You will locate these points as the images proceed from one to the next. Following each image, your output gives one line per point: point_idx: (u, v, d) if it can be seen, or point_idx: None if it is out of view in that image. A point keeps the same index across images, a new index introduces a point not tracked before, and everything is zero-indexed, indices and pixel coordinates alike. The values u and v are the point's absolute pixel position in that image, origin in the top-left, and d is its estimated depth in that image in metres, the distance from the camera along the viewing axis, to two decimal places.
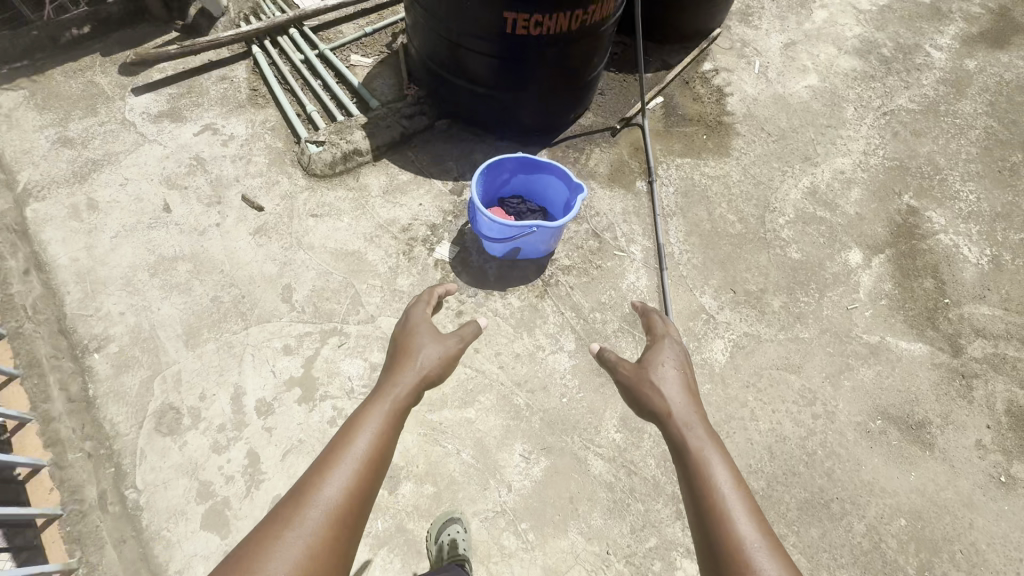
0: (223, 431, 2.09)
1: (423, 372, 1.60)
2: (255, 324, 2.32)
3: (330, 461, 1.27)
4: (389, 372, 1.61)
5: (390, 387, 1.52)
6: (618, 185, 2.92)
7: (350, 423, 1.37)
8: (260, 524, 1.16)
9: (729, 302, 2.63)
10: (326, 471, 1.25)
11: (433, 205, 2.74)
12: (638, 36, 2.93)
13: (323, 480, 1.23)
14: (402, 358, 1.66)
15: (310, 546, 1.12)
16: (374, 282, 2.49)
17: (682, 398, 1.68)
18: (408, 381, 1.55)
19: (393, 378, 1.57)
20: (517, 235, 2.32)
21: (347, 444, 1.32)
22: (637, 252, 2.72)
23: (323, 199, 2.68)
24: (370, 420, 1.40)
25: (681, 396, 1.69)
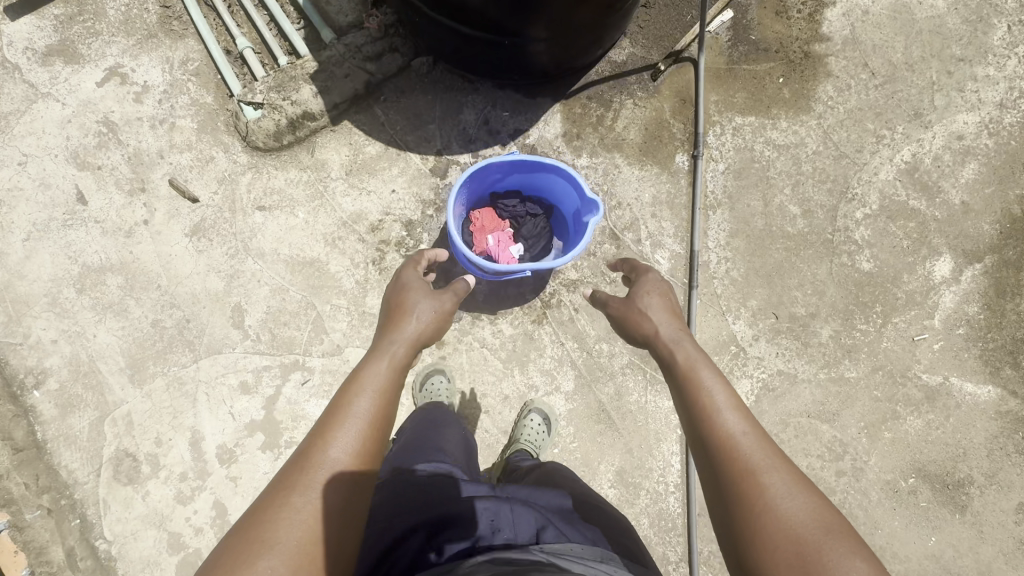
0: (185, 480, 1.96)
1: (423, 329, 1.30)
2: (205, 356, 2.02)
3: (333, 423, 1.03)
4: (382, 330, 1.29)
5: (387, 342, 1.23)
6: (650, 163, 2.23)
7: (349, 384, 1.12)
8: (255, 503, 0.94)
9: (767, 331, 2.17)
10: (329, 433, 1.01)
11: (409, 193, 2.16)
12: None
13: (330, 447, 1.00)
14: (395, 312, 1.34)
15: (321, 519, 0.93)
16: (338, 302, 2.08)
17: (672, 321, 1.44)
18: (408, 335, 1.25)
19: (390, 332, 1.26)
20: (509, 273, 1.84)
21: (345, 409, 1.06)
22: (662, 261, 2.19)
23: (271, 186, 2.13)
24: (368, 383, 1.12)
25: (669, 318, 1.44)
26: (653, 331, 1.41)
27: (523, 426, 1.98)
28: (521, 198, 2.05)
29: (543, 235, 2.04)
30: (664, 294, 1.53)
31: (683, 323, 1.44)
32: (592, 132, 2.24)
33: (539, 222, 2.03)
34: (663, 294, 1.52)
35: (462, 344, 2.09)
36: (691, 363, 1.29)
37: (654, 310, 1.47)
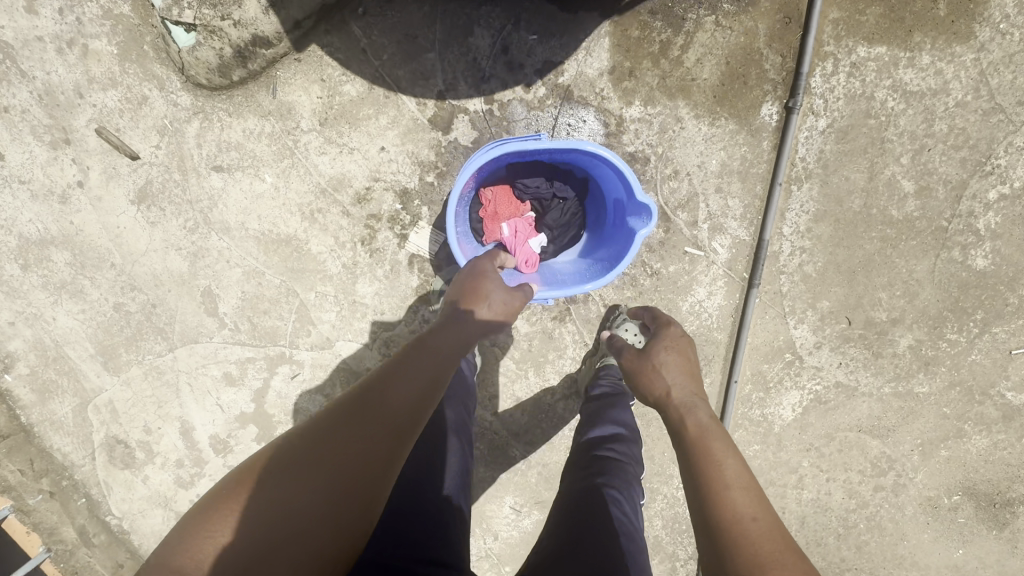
0: (182, 466, 1.89)
1: (492, 309, 1.27)
2: (181, 345, 1.79)
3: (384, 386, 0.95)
4: (461, 297, 1.27)
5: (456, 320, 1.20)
6: (726, 115, 1.65)
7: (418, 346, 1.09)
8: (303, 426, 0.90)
9: (834, 339, 1.81)
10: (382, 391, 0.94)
11: (403, 152, 1.67)
12: None
13: (380, 404, 0.91)
14: (477, 280, 1.32)
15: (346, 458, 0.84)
16: (324, 289, 1.76)
17: (686, 380, 1.21)
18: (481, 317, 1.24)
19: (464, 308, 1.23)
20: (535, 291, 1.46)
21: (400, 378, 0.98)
22: (721, 250, 1.73)
23: (227, 139, 1.66)
24: (430, 360, 1.06)
25: (683, 378, 1.22)
26: (663, 392, 1.20)
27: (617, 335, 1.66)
28: (549, 175, 1.58)
29: (572, 224, 1.61)
30: (680, 350, 1.31)
31: (699, 387, 1.21)
32: (651, 67, 1.62)
33: (569, 209, 1.59)
34: (678, 351, 1.30)
35: None
36: (704, 433, 1.03)
37: (669, 369, 1.25)
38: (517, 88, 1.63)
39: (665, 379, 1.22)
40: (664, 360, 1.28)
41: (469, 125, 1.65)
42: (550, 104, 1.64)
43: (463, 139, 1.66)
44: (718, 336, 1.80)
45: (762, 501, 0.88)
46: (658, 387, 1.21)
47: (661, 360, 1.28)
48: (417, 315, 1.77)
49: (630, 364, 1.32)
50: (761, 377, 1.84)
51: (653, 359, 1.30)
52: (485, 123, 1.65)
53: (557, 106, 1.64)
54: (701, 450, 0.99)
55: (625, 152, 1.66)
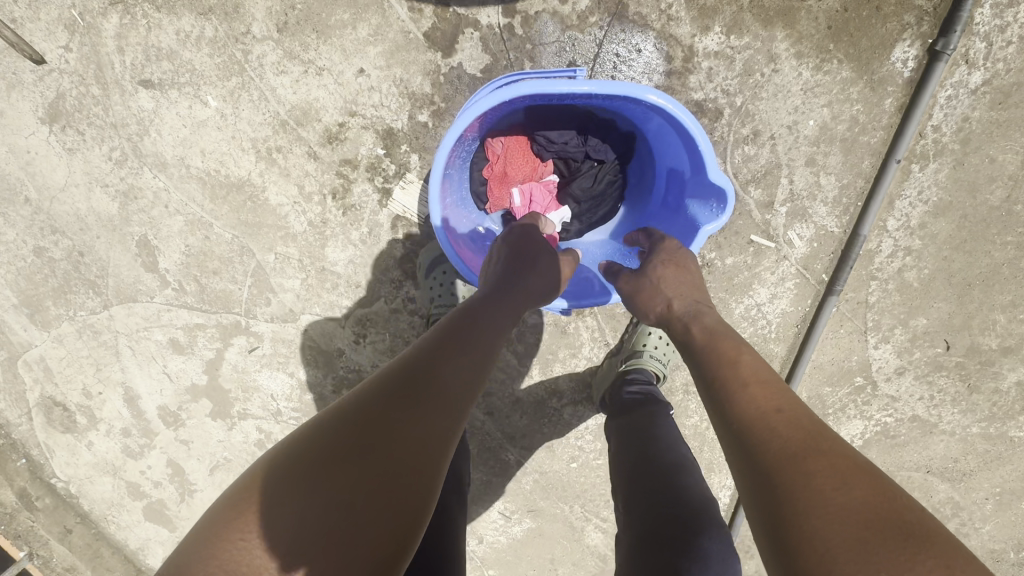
0: (130, 436, 1.65)
1: (545, 286, 1.04)
2: (117, 303, 1.49)
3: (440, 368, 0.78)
4: (509, 255, 1.06)
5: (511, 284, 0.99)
6: (839, 57, 1.17)
7: (470, 312, 0.91)
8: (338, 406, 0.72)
9: (921, 365, 1.43)
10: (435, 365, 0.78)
11: (388, 78, 1.24)
12: None
13: (436, 388, 0.75)
14: (531, 242, 1.08)
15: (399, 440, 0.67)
16: (286, 250, 1.40)
17: (686, 288, 0.97)
18: (538, 285, 1.02)
19: (519, 267, 1.03)
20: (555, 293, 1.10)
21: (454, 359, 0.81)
22: (798, 242, 1.32)
23: (156, 44, 1.25)
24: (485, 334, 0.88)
25: (681, 285, 0.97)
26: (661, 307, 0.97)
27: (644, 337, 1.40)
28: (583, 129, 1.15)
29: (604, 201, 1.21)
30: (676, 252, 1.02)
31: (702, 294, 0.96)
32: None
33: (604, 178, 1.18)
34: (670, 253, 1.02)
35: None
36: (713, 338, 0.86)
37: (658, 282, 0.99)
38: None
39: (662, 294, 0.98)
40: (654, 275, 1.00)
41: (479, 46, 1.21)
42: (594, 23, 1.18)
43: (469, 65, 1.22)
44: (775, 349, 1.42)
45: (785, 392, 0.73)
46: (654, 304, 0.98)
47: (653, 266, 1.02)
48: (399, 291, 1.42)
49: (623, 286, 1.05)
50: (820, 402, 1.48)
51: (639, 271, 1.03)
52: (501, 45, 1.20)
53: (604, 27, 1.18)
54: (711, 352, 0.83)
55: (690, 99, 1.21)
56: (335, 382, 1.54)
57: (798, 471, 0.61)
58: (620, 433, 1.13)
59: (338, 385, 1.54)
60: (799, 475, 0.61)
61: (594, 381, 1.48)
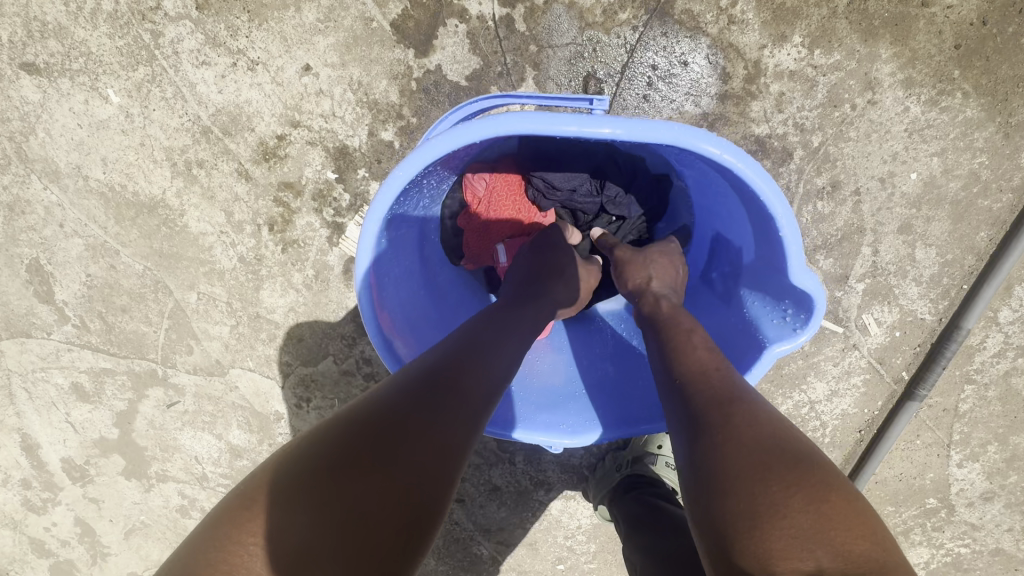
0: (30, 488, 1.38)
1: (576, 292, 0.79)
2: (7, 337, 1.20)
3: (468, 359, 0.58)
4: (522, 266, 0.78)
5: (537, 281, 0.74)
6: (964, 90, 0.84)
7: (489, 312, 0.68)
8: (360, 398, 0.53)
9: (1015, 491, 1.11)
10: (457, 355, 0.58)
11: (342, 81, 0.92)
12: None
13: (469, 385, 0.55)
14: (551, 239, 0.82)
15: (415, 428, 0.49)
16: (211, 289, 1.10)
17: (663, 262, 0.78)
18: (567, 287, 0.77)
19: (540, 263, 0.77)
20: (541, 413, 0.78)
21: (488, 344, 0.61)
22: (875, 330, 0.99)
23: (41, 17, 0.95)
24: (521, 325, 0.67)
25: (658, 256, 0.79)
26: (635, 275, 0.77)
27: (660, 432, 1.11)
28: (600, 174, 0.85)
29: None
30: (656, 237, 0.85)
31: (676, 270, 0.78)
32: None
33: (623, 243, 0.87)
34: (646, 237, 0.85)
35: None
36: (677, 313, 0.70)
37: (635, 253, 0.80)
38: None
39: (644, 266, 0.77)
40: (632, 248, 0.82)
41: (465, 44, 0.89)
42: (625, 20, 0.85)
43: (452, 68, 0.90)
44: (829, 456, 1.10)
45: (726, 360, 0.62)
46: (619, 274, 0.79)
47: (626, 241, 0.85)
48: (352, 349, 1.12)
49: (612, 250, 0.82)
50: None
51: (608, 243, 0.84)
52: (496, 43, 0.88)
53: (639, 26, 0.85)
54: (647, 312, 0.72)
55: (751, 133, 0.88)
56: (272, 449, 1.24)
57: (729, 415, 0.52)
58: (644, 556, 0.80)
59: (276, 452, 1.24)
60: (725, 416, 0.52)
61: (593, 477, 1.17)
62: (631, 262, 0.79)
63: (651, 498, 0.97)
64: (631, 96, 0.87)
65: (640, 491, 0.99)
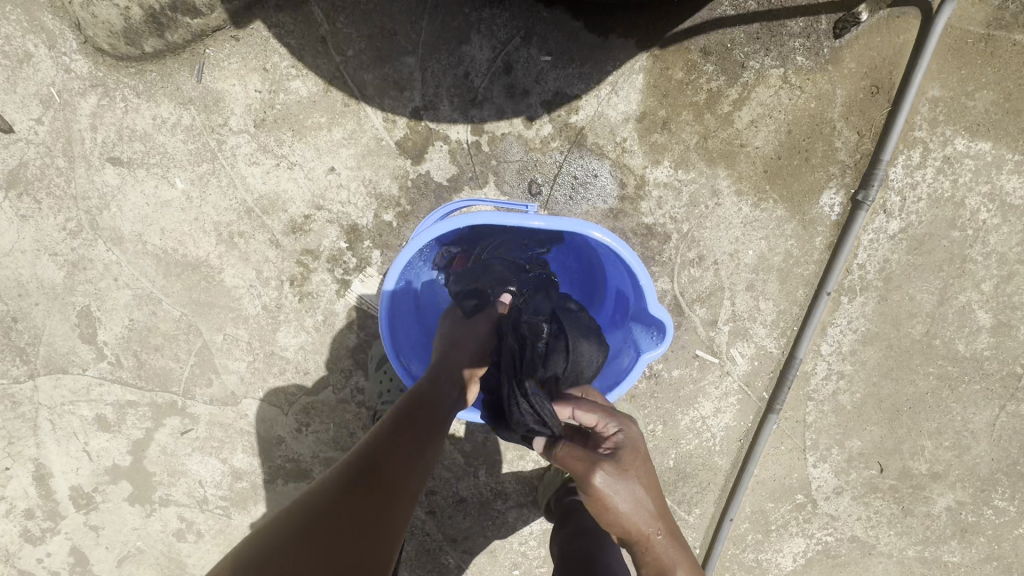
0: (33, 518, 1.51)
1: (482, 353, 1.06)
2: (44, 373, 1.41)
3: (388, 445, 0.85)
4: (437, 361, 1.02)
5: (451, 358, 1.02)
6: (774, 198, 1.29)
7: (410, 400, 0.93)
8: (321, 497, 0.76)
9: (857, 486, 1.46)
10: (382, 443, 0.85)
11: (357, 178, 1.29)
12: None
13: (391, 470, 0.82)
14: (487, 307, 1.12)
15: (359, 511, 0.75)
16: (236, 332, 1.38)
17: (653, 499, 0.83)
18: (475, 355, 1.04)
19: (457, 334, 1.06)
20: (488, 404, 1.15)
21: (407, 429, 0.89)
22: (740, 361, 1.37)
23: (131, 126, 1.27)
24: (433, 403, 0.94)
25: (647, 492, 0.83)
26: (637, 528, 0.81)
27: None
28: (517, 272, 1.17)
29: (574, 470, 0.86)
30: (633, 449, 0.86)
31: (663, 500, 0.84)
32: (691, 121, 1.26)
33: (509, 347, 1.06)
34: (625, 455, 0.85)
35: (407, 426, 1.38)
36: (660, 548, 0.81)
37: (625, 495, 0.81)
38: (516, 120, 1.26)
39: (631, 510, 0.81)
40: (619, 480, 0.82)
41: (447, 158, 1.28)
42: (555, 147, 1.27)
43: (437, 173, 1.28)
44: (719, 462, 1.44)
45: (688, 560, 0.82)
46: (614, 516, 0.81)
47: (610, 467, 0.83)
48: (348, 381, 1.40)
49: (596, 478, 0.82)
50: (763, 518, 1.48)
51: (594, 481, 0.82)
52: (468, 159, 1.28)
53: (565, 151, 1.27)
54: (647, 562, 0.81)
55: (641, 222, 1.29)
56: (271, 471, 1.46)
57: None
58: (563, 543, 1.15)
59: (274, 474, 1.46)
60: None
61: (542, 484, 1.45)
62: (627, 506, 0.81)
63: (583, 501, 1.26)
64: (560, 195, 1.29)
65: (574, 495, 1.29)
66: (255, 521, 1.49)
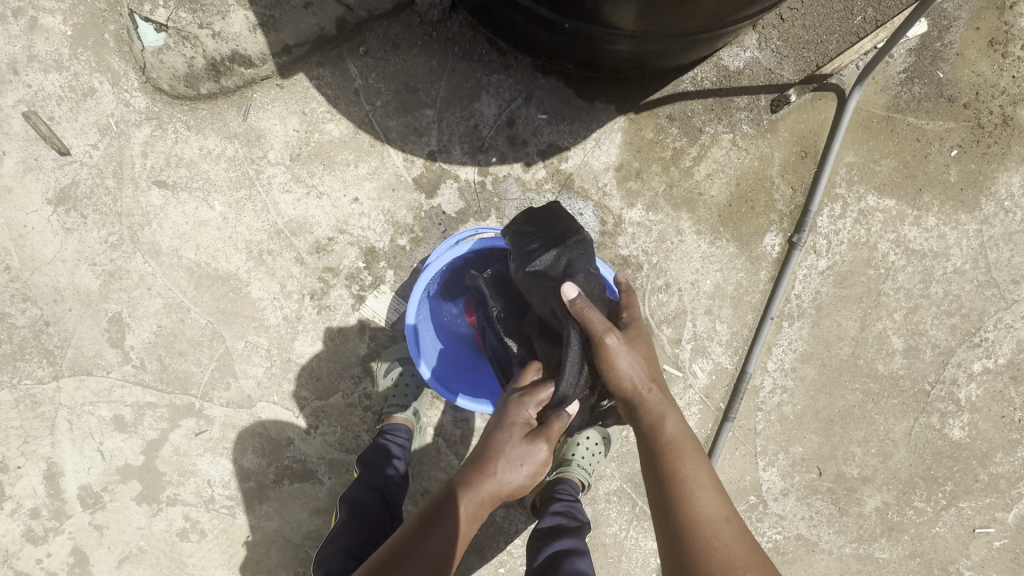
0: (37, 517, 1.55)
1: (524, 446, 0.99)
2: (68, 374, 1.51)
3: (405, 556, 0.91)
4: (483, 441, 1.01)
5: (469, 484, 0.96)
6: (727, 237, 1.56)
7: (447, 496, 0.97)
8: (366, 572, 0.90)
9: (801, 488, 1.67)
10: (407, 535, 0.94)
11: (377, 208, 1.49)
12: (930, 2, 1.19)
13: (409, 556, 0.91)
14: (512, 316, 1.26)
15: None
16: (257, 339, 1.52)
17: (649, 364, 1.02)
18: (509, 478, 0.97)
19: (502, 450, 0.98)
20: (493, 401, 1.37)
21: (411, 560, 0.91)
22: (700, 374, 1.60)
23: (179, 154, 1.45)
24: (447, 511, 0.94)
25: (644, 358, 1.01)
26: (634, 385, 0.99)
27: (576, 448, 1.54)
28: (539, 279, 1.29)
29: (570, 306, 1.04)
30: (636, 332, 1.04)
31: (657, 370, 1.03)
32: (659, 172, 1.53)
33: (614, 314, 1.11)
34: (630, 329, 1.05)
35: (388, 435, 1.42)
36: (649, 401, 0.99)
37: (630, 355, 1.00)
38: (516, 165, 1.50)
39: (622, 362, 0.99)
40: (622, 345, 1.00)
41: (456, 194, 1.50)
42: (548, 189, 1.51)
43: (447, 206, 1.50)
44: None
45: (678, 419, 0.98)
46: (617, 373, 0.99)
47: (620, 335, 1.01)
48: (357, 388, 1.55)
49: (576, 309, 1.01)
50: None
51: (601, 341, 1.00)
52: (474, 196, 1.50)
53: (555, 192, 1.52)
54: (644, 419, 0.98)
55: (619, 253, 1.54)
56: (278, 472, 1.56)
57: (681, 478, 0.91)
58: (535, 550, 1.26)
59: (280, 474, 1.57)
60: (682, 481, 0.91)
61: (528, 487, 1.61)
62: (627, 366, 1.00)
63: (557, 509, 1.36)
64: None
65: (552, 504, 1.39)
66: (258, 521, 1.58)
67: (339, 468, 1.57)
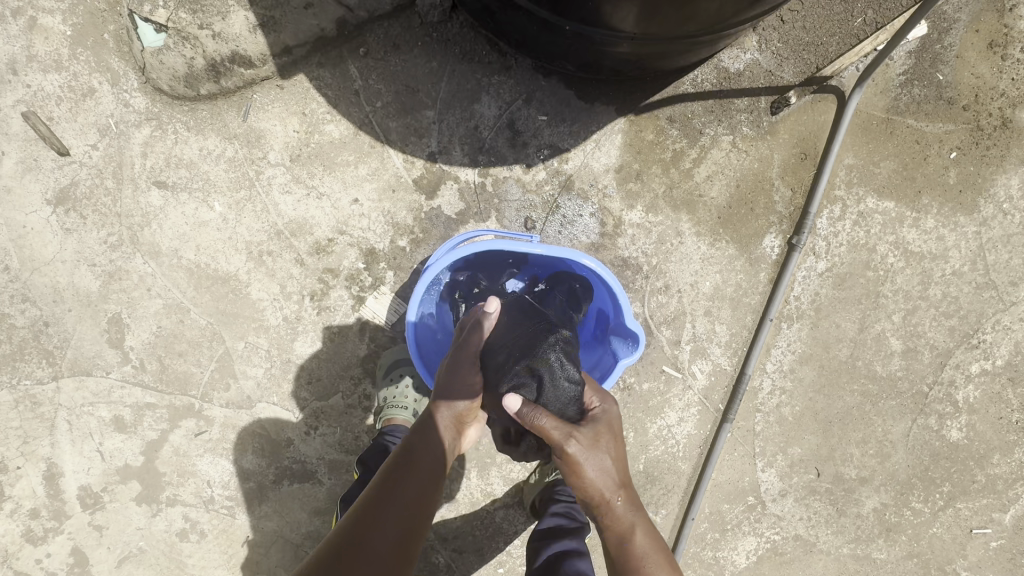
0: (37, 518, 1.55)
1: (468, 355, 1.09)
2: (68, 375, 1.51)
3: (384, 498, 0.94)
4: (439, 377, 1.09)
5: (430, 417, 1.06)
6: (727, 239, 1.56)
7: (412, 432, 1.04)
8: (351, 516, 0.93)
9: (799, 489, 1.68)
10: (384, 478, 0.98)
11: (378, 209, 1.49)
12: (929, 6, 1.18)
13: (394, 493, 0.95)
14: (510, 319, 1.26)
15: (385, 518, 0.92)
16: (257, 340, 1.52)
17: (617, 470, 1.00)
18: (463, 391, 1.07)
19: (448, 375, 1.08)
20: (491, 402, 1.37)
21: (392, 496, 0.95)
22: (700, 375, 1.61)
23: (179, 155, 1.45)
24: (416, 453, 1.01)
25: (613, 464, 0.99)
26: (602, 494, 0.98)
27: None
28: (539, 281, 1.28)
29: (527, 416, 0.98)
30: (606, 432, 1.02)
31: (624, 472, 1.01)
32: (659, 174, 1.53)
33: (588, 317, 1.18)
34: (596, 428, 1.01)
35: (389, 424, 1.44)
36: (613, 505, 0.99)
37: (598, 461, 0.98)
38: (516, 166, 1.50)
39: (588, 471, 0.97)
40: (592, 451, 0.97)
41: (456, 195, 1.50)
42: (548, 190, 1.52)
43: (448, 208, 1.50)
44: (683, 466, 1.64)
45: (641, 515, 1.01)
46: (584, 482, 0.97)
47: (584, 441, 0.98)
48: (357, 389, 1.55)
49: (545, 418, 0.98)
50: (720, 518, 1.67)
51: (568, 452, 0.96)
52: (474, 197, 1.50)
53: (556, 193, 1.52)
54: (610, 528, 0.99)
55: (619, 255, 1.54)
56: (277, 472, 1.57)
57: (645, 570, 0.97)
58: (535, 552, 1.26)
59: (280, 475, 1.57)
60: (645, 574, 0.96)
61: (527, 487, 1.61)
62: (595, 473, 0.97)
63: (557, 510, 1.35)
64: (551, 230, 1.52)
65: (552, 504, 1.38)
66: (257, 522, 1.58)
67: (339, 469, 1.57)
